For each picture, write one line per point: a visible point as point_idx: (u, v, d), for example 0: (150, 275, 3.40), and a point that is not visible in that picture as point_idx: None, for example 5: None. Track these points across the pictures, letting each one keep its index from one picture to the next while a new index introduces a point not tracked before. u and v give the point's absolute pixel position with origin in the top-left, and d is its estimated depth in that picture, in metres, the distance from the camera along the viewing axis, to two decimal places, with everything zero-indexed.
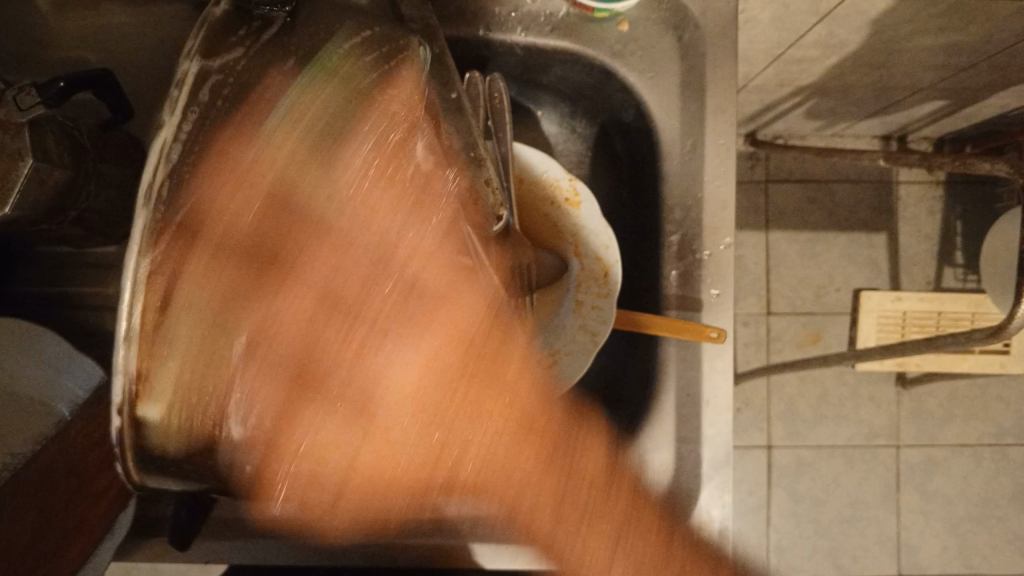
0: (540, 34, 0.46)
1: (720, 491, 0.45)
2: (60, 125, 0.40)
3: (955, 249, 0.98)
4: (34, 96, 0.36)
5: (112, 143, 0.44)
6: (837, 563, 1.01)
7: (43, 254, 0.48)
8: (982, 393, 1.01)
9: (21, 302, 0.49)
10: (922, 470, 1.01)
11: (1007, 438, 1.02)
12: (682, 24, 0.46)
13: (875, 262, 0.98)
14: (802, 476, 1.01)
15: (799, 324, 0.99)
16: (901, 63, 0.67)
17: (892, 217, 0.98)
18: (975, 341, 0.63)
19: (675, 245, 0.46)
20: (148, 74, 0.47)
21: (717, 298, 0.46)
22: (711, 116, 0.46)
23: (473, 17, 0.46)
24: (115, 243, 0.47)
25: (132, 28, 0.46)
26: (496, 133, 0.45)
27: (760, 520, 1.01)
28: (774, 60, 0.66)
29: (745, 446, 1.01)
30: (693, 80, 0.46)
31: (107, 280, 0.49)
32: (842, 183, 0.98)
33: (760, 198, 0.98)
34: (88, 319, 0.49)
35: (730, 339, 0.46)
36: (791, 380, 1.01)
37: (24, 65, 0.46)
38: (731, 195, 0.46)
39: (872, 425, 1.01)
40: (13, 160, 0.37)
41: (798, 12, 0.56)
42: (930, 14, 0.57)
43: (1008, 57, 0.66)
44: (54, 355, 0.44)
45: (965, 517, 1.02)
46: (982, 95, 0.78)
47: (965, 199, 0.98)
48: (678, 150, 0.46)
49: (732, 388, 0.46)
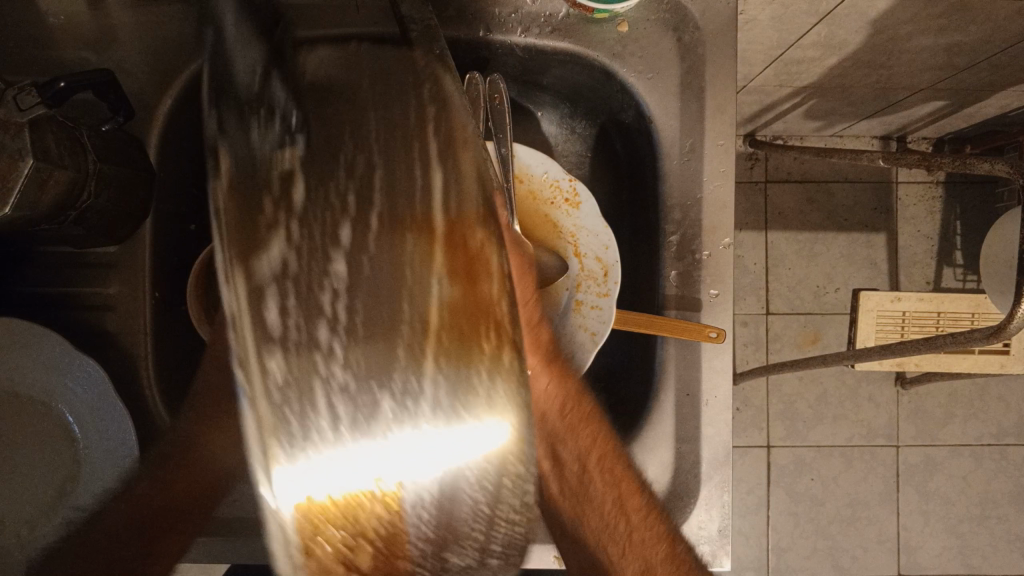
0: (540, 35, 0.46)
1: (720, 490, 0.45)
2: (61, 125, 0.40)
3: (955, 249, 0.99)
4: (34, 97, 0.37)
5: (113, 142, 0.44)
6: (836, 562, 1.01)
7: (45, 253, 0.49)
8: (982, 392, 1.01)
9: (25, 301, 0.49)
10: (922, 470, 1.01)
11: (1007, 437, 1.02)
12: (682, 25, 0.46)
13: (874, 262, 0.98)
14: (802, 476, 1.01)
15: (798, 325, 0.99)
16: (902, 63, 0.67)
17: (892, 216, 0.99)
18: (975, 341, 0.63)
19: (675, 245, 0.46)
20: (149, 74, 0.47)
21: (716, 298, 0.46)
22: (710, 116, 0.46)
23: (472, 17, 0.46)
24: (116, 243, 0.48)
25: (127, 30, 0.46)
26: (496, 133, 0.45)
27: (760, 520, 1.01)
28: (774, 60, 0.66)
29: (746, 446, 1.01)
30: (693, 81, 0.46)
31: (109, 280, 0.49)
32: (842, 183, 0.98)
33: (760, 199, 0.98)
34: (88, 319, 0.49)
35: (730, 339, 0.46)
36: (790, 380, 1.01)
37: (24, 65, 0.46)
38: (731, 196, 0.46)
39: (871, 424, 1.01)
40: (14, 160, 0.37)
41: (798, 13, 0.56)
42: (929, 15, 0.57)
43: (1009, 57, 0.66)
44: (43, 357, 0.44)
45: (965, 516, 1.02)
46: (982, 95, 0.78)
47: (965, 199, 0.98)
48: (678, 150, 0.46)
49: (731, 387, 0.46)
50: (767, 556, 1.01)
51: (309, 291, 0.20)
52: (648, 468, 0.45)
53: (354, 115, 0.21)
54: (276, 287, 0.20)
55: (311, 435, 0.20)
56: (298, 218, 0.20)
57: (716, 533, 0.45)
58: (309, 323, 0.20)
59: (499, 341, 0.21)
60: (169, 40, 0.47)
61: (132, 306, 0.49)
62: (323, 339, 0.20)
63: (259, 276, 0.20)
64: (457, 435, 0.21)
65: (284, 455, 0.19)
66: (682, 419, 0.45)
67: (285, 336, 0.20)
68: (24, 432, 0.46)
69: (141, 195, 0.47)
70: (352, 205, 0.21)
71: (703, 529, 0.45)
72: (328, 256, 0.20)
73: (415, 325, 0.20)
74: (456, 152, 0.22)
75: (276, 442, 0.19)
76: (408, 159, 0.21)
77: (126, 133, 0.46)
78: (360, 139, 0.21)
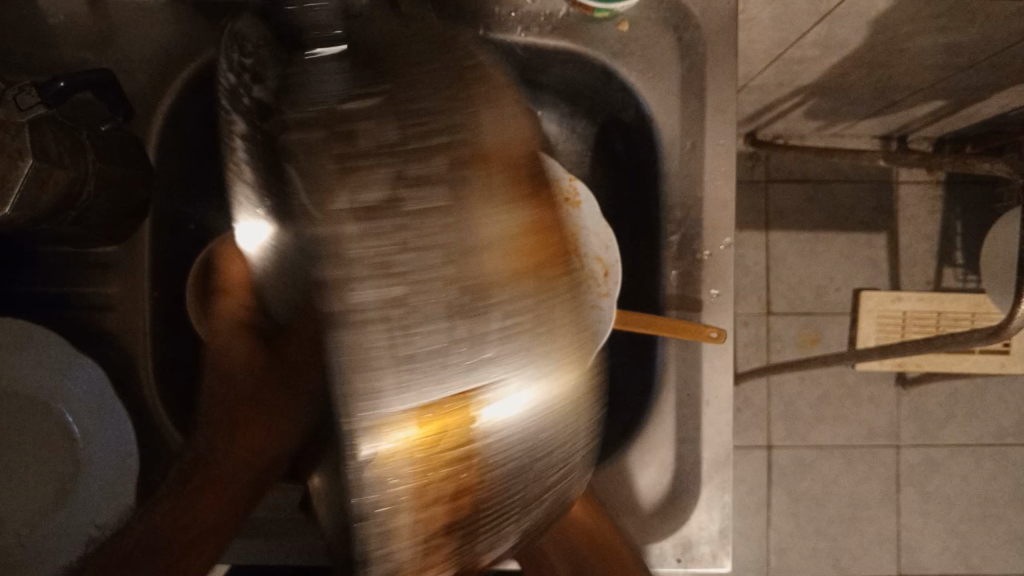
0: (540, 34, 0.46)
1: (720, 491, 0.45)
2: (61, 125, 0.41)
3: (955, 249, 0.99)
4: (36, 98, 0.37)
5: (114, 142, 0.44)
6: (836, 563, 1.01)
7: (45, 253, 0.49)
8: (982, 392, 1.01)
9: (25, 301, 0.49)
10: (922, 470, 1.01)
11: (1006, 437, 1.02)
12: (682, 25, 0.46)
13: (874, 262, 0.98)
14: (802, 476, 1.01)
15: (798, 324, 0.99)
16: (901, 62, 0.67)
17: (892, 216, 0.98)
18: (975, 341, 0.63)
19: (676, 244, 0.46)
20: (149, 73, 0.47)
21: (717, 298, 0.46)
22: (711, 116, 0.46)
23: (473, 16, 0.46)
24: (116, 243, 0.48)
25: (127, 29, 0.46)
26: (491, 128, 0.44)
27: (760, 520, 1.00)
28: (774, 60, 0.66)
29: (746, 446, 1.01)
30: (693, 80, 0.46)
31: (108, 280, 0.49)
32: (842, 182, 0.98)
33: (760, 198, 0.98)
34: (86, 319, 0.49)
35: (731, 339, 0.46)
36: (791, 380, 1.01)
37: (23, 64, 0.46)
38: (731, 196, 0.46)
39: (871, 425, 1.01)
40: (14, 159, 0.37)
41: (799, 12, 0.56)
42: (929, 15, 0.57)
43: (1008, 57, 0.66)
44: (37, 356, 0.44)
45: (965, 516, 1.02)
46: (982, 95, 0.78)
47: (965, 199, 0.98)
48: (678, 149, 0.46)
49: (732, 388, 0.46)
50: (767, 556, 1.01)
51: (408, 243, 0.25)
52: (648, 467, 0.45)
53: (416, 102, 0.27)
54: (378, 236, 0.24)
55: (416, 362, 0.25)
56: (376, 158, 0.25)
57: (717, 534, 0.45)
58: (400, 251, 0.25)
59: (543, 267, 0.28)
60: (168, 40, 0.47)
61: (130, 306, 0.48)
62: (403, 271, 0.24)
63: (364, 224, 0.24)
64: (516, 371, 0.28)
65: (399, 391, 0.24)
66: (682, 419, 0.45)
67: (387, 296, 0.24)
68: (20, 433, 0.46)
69: (141, 195, 0.47)
70: (433, 158, 0.26)
71: (704, 530, 0.45)
72: (405, 181, 0.26)
73: (484, 247, 0.26)
74: (497, 102, 0.29)
75: (398, 384, 0.24)
76: (464, 104, 0.28)
77: (127, 133, 0.45)
78: (419, 103, 0.27)
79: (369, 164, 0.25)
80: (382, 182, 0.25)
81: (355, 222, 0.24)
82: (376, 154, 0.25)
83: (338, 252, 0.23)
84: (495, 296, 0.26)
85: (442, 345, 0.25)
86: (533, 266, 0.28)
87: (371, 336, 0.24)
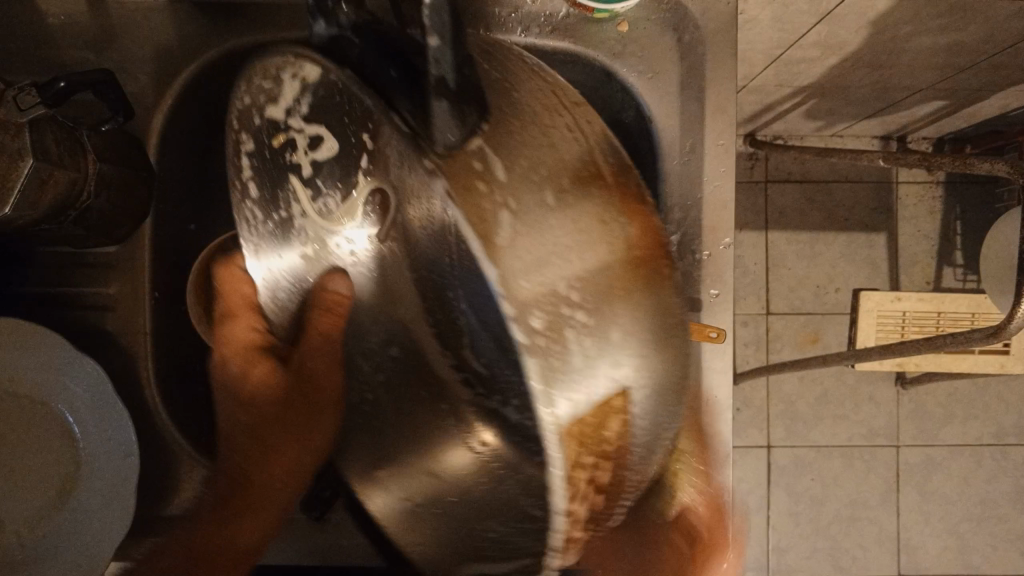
0: (541, 35, 0.46)
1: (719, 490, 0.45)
2: (61, 125, 0.40)
3: (954, 249, 0.99)
4: (35, 97, 0.37)
5: (114, 142, 0.44)
6: (836, 563, 1.01)
7: (44, 253, 0.49)
8: (981, 392, 1.01)
9: (24, 301, 0.49)
10: (922, 469, 1.01)
11: (1006, 437, 1.02)
12: (682, 25, 0.46)
13: (874, 262, 0.98)
14: (802, 475, 1.01)
15: (798, 325, 0.99)
16: (901, 62, 0.67)
17: (891, 216, 0.99)
18: (975, 341, 0.63)
19: (675, 245, 0.46)
20: (149, 74, 0.47)
21: (716, 298, 0.46)
22: (710, 116, 0.46)
23: (473, 17, 0.46)
24: (116, 243, 0.48)
25: (128, 29, 0.46)
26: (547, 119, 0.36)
27: (759, 520, 1.01)
28: (774, 60, 0.66)
29: (746, 446, 1.01)
30: (693, 81, 0.46)
31: (108, 280, 0.49)
32: (842, 183, 0.98)
33: (760, 198, 0.98)
34: (88, 318, 0.49)
35: (730, 339, 0.46)
36: (790, 380, 1.01)
37: (24, 64, 0.46)
38: (731, 196, 0.46)
39: (871, 424, 1.01)
40: (14, 160, 0.37)
41: (798, 12, 0.56)
42: (929, 15, 0.57)
43: (1009, 57, 0.66)
44: (37, 355, 0.44)
45: (965, 516, 1.02)
46: (982, 95, 0.78)
47: (965, 199, 0.98)
48: (678, 150, 0.46)
49: (731, 387, 0.46)
50: (767, 556, 1.01)
51: (555, 255, 0.33)
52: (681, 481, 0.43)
53: (513, 138, 0.33)
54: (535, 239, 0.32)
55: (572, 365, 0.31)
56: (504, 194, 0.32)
57: None
58: (555, 274, 0.32)
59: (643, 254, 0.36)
60: (168, 40, 0.47)
61: (132, 306, 0.49)
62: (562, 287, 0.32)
63: (519, 244, 0.32)
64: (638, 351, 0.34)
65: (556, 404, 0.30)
66: None
67: (550, 314, 0.32)
68: (23, 429, 0.46)
69: (141, 195, 0.47)
70: (544, 187, 0.34)
71: None
72: (537, 205, 0.33)
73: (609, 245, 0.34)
74: (559, 113, 0.36)
75: (550, 402, 0.30)
76: (541, 129, 0.35)
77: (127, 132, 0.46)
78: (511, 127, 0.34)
79: (504, 202, 0.32)
80: (516, 216, 0.32)
81: (516, 263, 0.32)
82: (506, 197, 0.32)
83: (512, 292, 0.31)
84: (621, 285, 0.34)
85: (584, 346, 0.32)
86: (641, 258, 0.35)
87: (557, 356, 0.31)
